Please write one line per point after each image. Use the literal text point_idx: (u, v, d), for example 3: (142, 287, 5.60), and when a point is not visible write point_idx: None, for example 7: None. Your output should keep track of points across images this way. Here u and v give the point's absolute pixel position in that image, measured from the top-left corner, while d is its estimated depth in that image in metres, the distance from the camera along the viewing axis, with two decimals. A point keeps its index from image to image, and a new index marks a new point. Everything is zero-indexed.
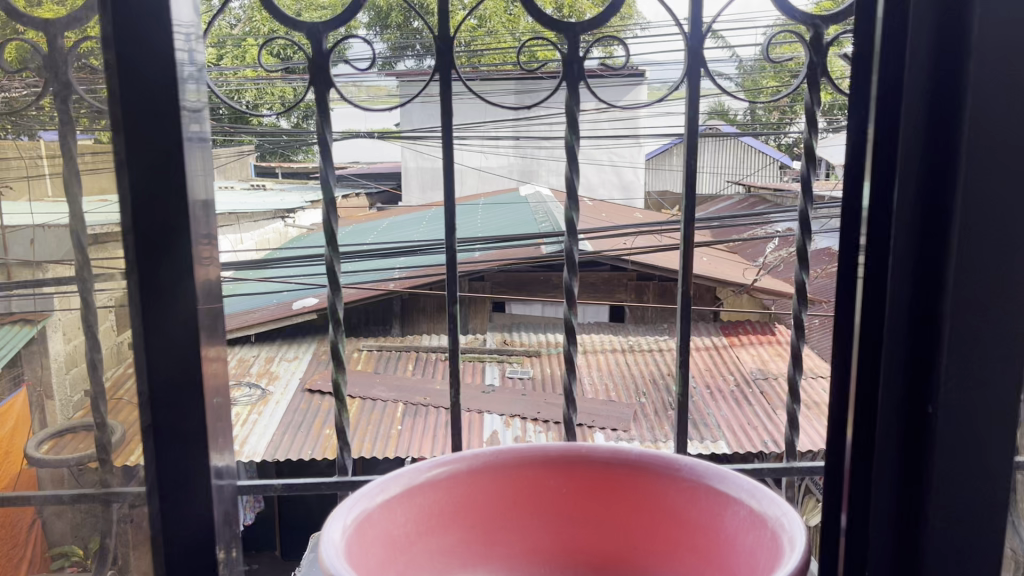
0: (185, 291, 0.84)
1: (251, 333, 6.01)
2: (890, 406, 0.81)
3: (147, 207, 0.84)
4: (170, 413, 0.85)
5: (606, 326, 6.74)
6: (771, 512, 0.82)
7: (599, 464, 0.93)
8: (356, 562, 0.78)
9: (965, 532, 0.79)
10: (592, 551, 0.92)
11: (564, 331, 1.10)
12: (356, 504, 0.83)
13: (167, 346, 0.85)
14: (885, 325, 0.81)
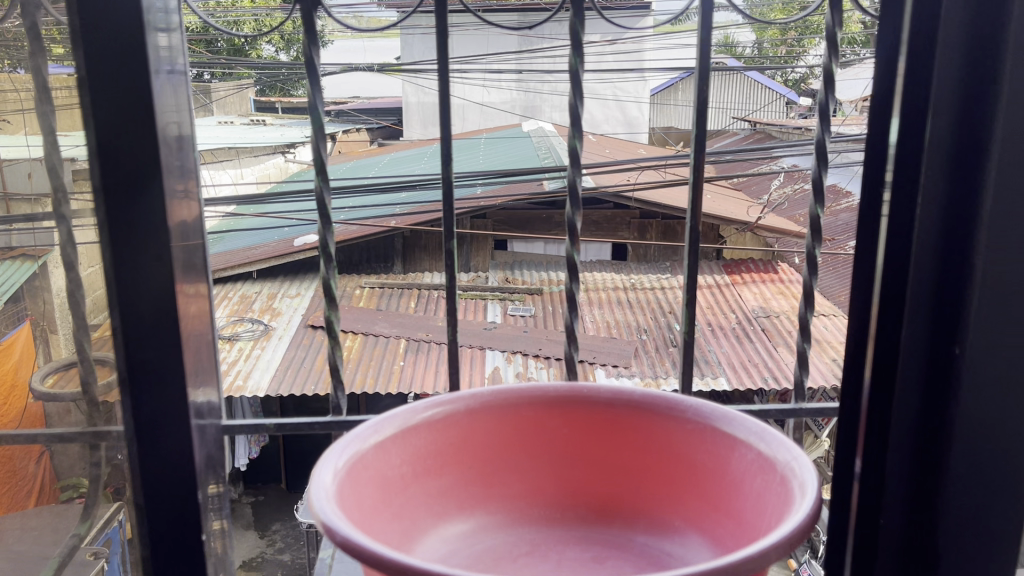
0: (157, 233, 0.79)
1: (252, 270, 5.97)
2: (913, 347, 0.76)
3: (114, 143, 0.78)
4: (147, 355, 0.81)
5: (608, 264, 6.68)
6: (779, 456, 0.78)
7: (600, 405, 0.89)
8: (347, 504, 0.74)
9: (992, 480, 0.75)
10: (593, 493, 0.89)
11: (566, 270, 1.05)
12: (348, 446, 0.79)
13: (144, 287, 0.80)
14: (911, 263, 0.76)
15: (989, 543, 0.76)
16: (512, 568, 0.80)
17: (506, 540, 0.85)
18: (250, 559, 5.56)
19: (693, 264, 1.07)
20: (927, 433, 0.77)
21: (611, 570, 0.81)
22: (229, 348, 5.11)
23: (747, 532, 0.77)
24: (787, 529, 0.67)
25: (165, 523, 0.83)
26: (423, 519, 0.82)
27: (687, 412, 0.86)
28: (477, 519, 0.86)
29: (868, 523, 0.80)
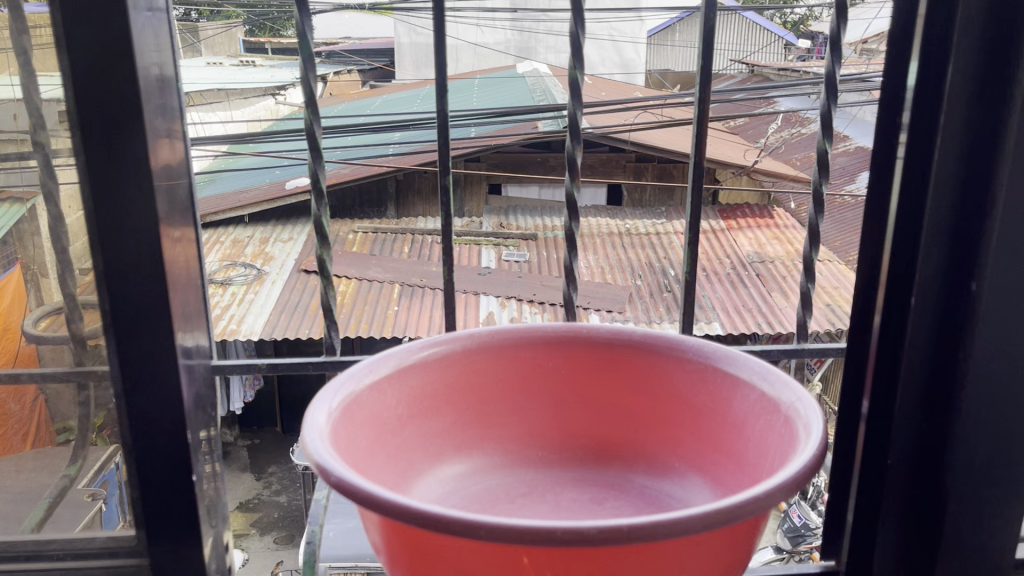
0: (141, 178, 0.74)
1: (244, 214, 5.89)
2: (927, 290, 0.72)
3: (90, 85, 0.72)
4: (129, 302, 0.76)
5: (603, 208, 6.63)
6: (783, 397, 0.75)
7: (601, 345, 0.87)
8: (342, 446, 0.72)
9: (1006, 426, 0.71)
10: (592, 434, 0.87)
11: (565, 208, 1.01)
12: (343, 386, 0.76)
13: (127, 234, 0.75)
14: (928, 198, 0.71)
15: (1000, 488, 0.72)
16: (509, 510, 0.79)
17: (503, 481, 0.83)
18: (247, 500, 5.62)
19: (696, 203, 1.03)
20: (939, 375, 0.73)
21: (610, 513, 0.79)
22: (222, 292, 5.08)
23: (748, 473, 0.75)
24: (793, 470, 0.64)
25: (154, 469, 0.79)
26: (420, 460, 0.81)
27: (689, 352, 0.83)
28: (474, 461, 0.84)
29: (874, 466, 0.78)
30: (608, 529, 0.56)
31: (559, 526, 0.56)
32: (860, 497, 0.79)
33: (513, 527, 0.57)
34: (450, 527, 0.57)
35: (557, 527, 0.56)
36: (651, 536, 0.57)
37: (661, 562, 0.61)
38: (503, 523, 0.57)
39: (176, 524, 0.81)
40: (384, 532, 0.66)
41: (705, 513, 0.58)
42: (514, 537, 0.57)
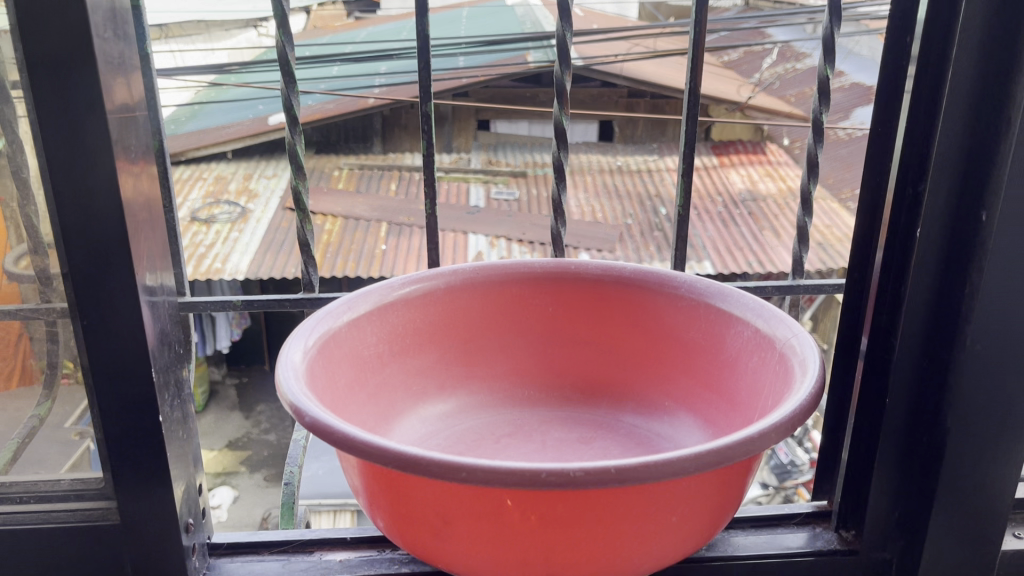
0: (95, 118, 0.63)
1: (227, 150, 5.77)
2: (933, 220, 0.67)
3: (33, 16, 0.60)
4: (87, 256, 0.66)
5: (594, 145, 6.54)
6: (778, 332, 0.71)
7: (590, 282, 0.83)
8: (318, 386, 0.68)
9: (1012, 363, 0.67)
10: (580, 371, 0.84)
11: (553, 138, 0.96)
12: (319, 322, 0.72)
13: (82, 184, 0.64)
14: (940, 122, 0.65)
15: (1007, 427, 0.69)
16: (494, 451, 0.76)
17: (488, 420, 0.80)
18: (237, 439, 5.69)
19: (691, 134, 0.98)
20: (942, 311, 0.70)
21: (598, 452, 0.77)
22: (206, 231, 4.99)
23: (740, 413, 0.72)
24: (790, 409, 0.60)
25: (120, 406, 0.72)
26: (401, 399, 0.77)
27: (681, 288, 0.79)
28: (458, 400, 0.81)
29: (873, 404, 0.75)
30: (595, 470, 0.53)
31: (544, 467, 0.53)
32: (856, 435, 0.77)
33: (497, 469, 0.53)
34: (429, 469, 0.54)
35: (541, 469, 0.53)
36: (640, 478, 0.54)
37: (651, 503, 0.58)
38: (485, 465, 0.54)
39: (143, 464, 0.74)
40: (362, 474, 0.63)
41: (696, 454, 0.55)
42: (497, 479, 0.53)
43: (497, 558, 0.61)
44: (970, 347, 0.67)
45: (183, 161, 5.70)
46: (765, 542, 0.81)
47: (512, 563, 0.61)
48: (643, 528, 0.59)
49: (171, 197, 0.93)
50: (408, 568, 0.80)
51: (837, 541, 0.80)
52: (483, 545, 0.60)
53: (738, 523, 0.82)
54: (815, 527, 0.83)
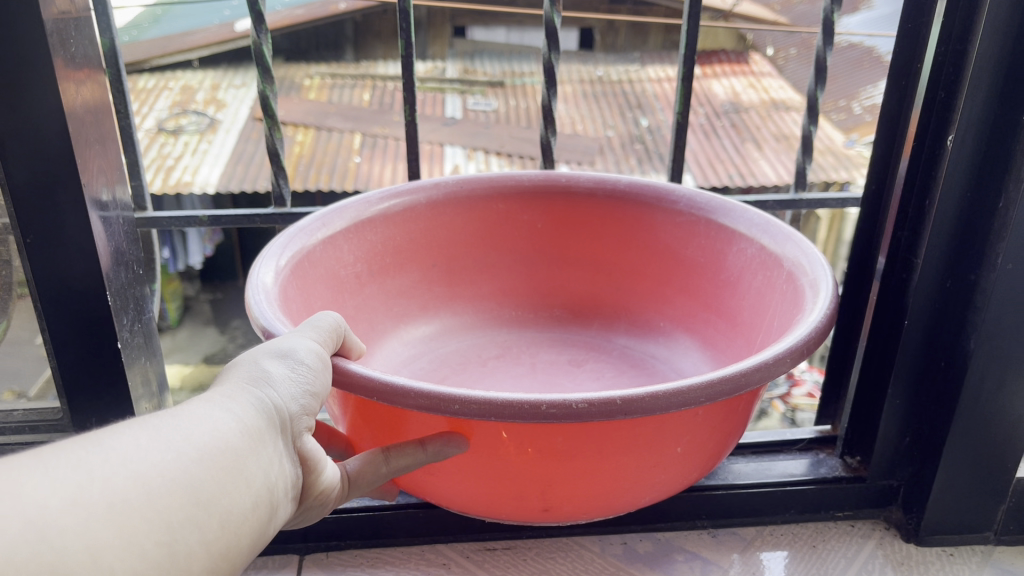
0: (28, 12, 0.54)
1: (193, 58, 5.52)
2: (971, 124, 0.61)
3: None
4: (27, 173, 0.59)
5: (575, 54, 6.36)
6: (786, 251, 0.64)
7: (581, 196, 0.74)
8: (294, 313, 0.60)
9: None
10: (569, 290, 0.77)
11: (543, 40, 0.87)
12: (289, 239, 0.63)
13: (14, 90, 0.56)
14: (984, 13, 0.57)
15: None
16: (481, 375, 0.70)
17: (473, 342, 0.75)
18: (213, 353, 5.69)
19: (693, 32, 0.90)
20: (970, 225, 0.64)
21: (592, 375, 0.71)
22: (173, 141, 4.83)
23: (743, 336, 0.66)
24: (804, 330, 0.53)
25: (72, 330, 0.65)
26: (379, 321, 0.71)
27: (681, 204, 0.71)
28: (443, 321, 0.75)
29: (888, 327, 0.70)
30: (600, 402, 0.46)
31: (542, 399, 0.46)
32: (866, 359, 0.73)
33: (493, 401, 0.46)
34: (417, 401, 0.47)
35: (540, 400, 0.46)
36: (650, 409, 0.47)
37: (652, 433, 0.52)
38: (478, 397, 0.47)
39: (103, 392, 0.69)
40: (341, 405, 0.57)
41: (708, 383, 0.48)
42: (492, 412, 0.47)
43: (493, 491, 0.56)
44: (1000, 266, 0.62)
45: (147, 69, 5.45)
46: (763, 470, 0.77)
47: (508, 496, 0.56)
48: (647, 459, 0.54)
49: (126, 104, 0.83)
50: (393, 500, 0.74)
51: (842, 468, 0.77)
52: (479, 477, 0.55)
53: (740, 451, 0.79)
54: (818, 453, 0.80)
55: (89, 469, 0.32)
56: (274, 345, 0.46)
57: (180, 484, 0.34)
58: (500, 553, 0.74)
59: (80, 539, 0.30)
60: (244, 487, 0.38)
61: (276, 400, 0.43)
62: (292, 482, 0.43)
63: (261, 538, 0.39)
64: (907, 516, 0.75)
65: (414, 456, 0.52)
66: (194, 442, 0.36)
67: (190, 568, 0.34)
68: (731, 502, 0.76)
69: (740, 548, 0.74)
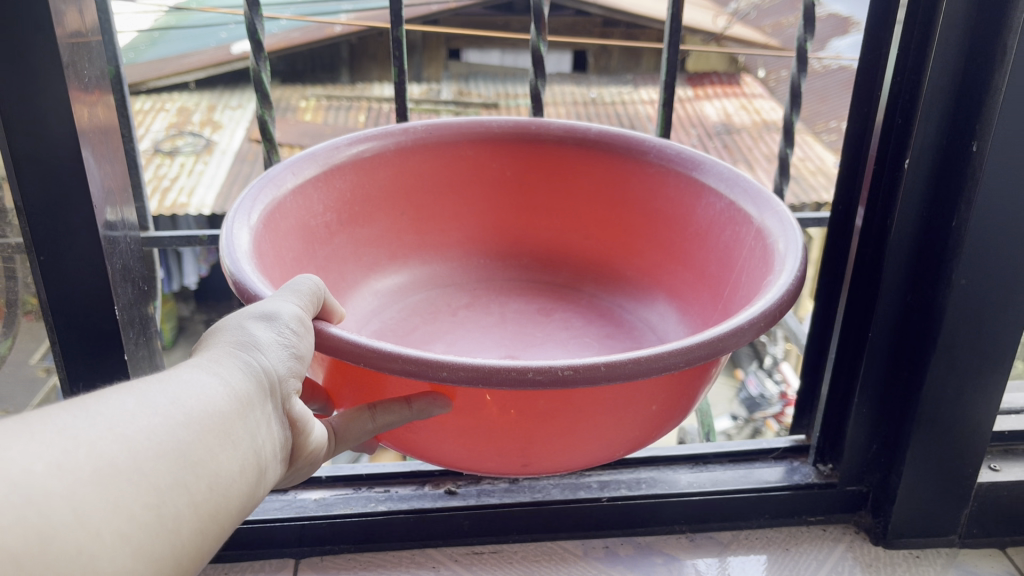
0: (44, 42, 0.58)
1: (190, 80, 5.49)
2: (928, 145, 0.65)
3: None
4: (41, 195, 0.63)
5: (569, 76, 6.42)
6: (751, 210, 0.60)
7: (549, 142, 0.68)
8: (270, 271, 0.54)
9: (994, 293, 0.67)
10: (537, 243, 0.70)
11: (530, 67, 0.91)
12: (259, 189, 0.57)
13: (31, 118, 0.60)
14: (932, 47, 0.62)
15: (980, 360, 0.69)
16: (451, 325, 0.64)
17: (442, 291, 0.68)
18: None
19: (672, 60, 0.94)
20: (933, 221, 0.67)
21: (561, 326, 0.65)
22: (169, 163, 4.91)
23: (713, 294, 0.61)
24: (774, 296, 0.49)
25: (82, 343, 0.69)
26: (351, 272, 0.64)
27: (650, 152, 0.66)
28: (412, 271, 0.68)
29: (850, 344, 0.74)
30: (585, 367, 0.43)
31: (526, 365, 0.43)
32: (835, 375, 0.76)
33: (476, 366, 0.43)
34: (402, 366, 0.43)
35: (527, 366, 0.43)
36: (632, 374, 0.44)
37: (637, 395, 0.48)
38: (463, 362, 0.43)
39: None
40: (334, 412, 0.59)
41: (687, 347, 0.45)
42: (477, 378, 0.43)
43: (478, 454, 0.52)
44: (955, 282, 0.66)
45: (144, 91, 5.42)
46: (740, 477, 0.81)
47: (495, 457, 0.52)
48: (633, 421, 0.50)
49: (130, 128, 0.87)
50: (386, 506, 0.78)
51: (815, 475, 0.80)
52: (465, 440, 0.51)
53: (715, 459, 0.83)
54: (793, 461, 0.83)
55: (76, 433, 0.34)
56: (259, 307, 0.45)
57: (168, 448, 0.36)
58: (487, 556, 0.78)
59: (66, 503, 0.32)
60: (231, 450, 0.39)
61: (265, 363, 0.44)
62: (280, 443, 0.45)
63: (251, 495, 0.42)
64: (877, 520, 0.79)
65: (399, 414, 0.47)
66: (184, 407, 0.38)
67: (179, 528, 0.36)
68: (708, 506, 0.79)
69: (716, 551, 0.78)
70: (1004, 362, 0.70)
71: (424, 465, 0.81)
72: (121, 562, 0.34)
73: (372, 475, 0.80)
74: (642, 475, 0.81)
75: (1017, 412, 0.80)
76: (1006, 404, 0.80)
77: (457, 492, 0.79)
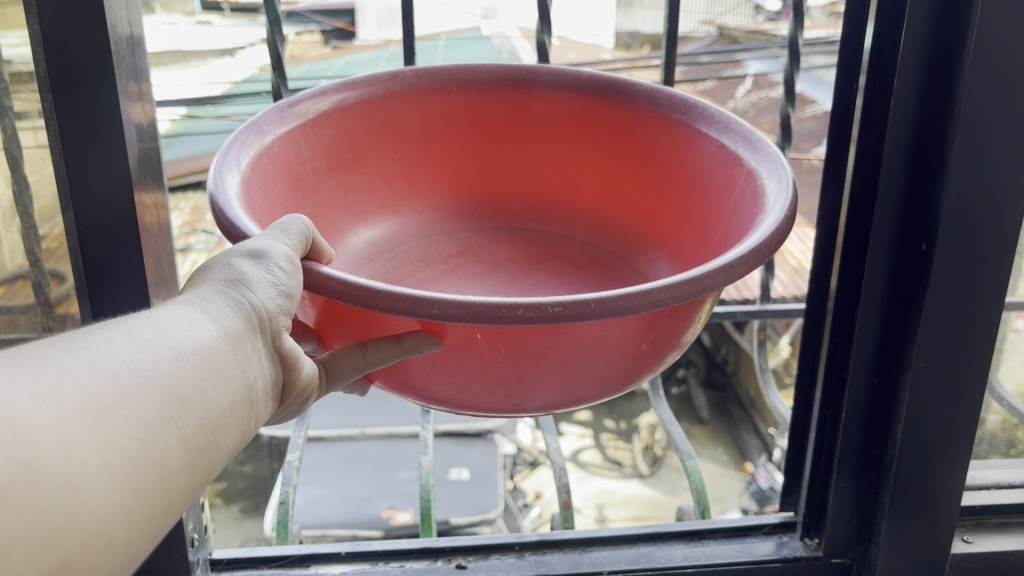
0: (116, 150, 0.69)
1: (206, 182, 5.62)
2: (881, 242, 0.73)
3: (63, 60, 0.65)
4: (105, 279, 0.74)
5: None
6: (744, 147, 0.66)
7: (542, 93, 0.75)
8: (258, 213, 0.59)
9: (953, 377, 0.74)
10: (528, 189, 0.79)
11: None
12: (250, 135, 0.62)
13: (101, 213, 0.71)
14: (884, 156, 0.71)
15: (955, 422, 0.76)
16: (443, 272, 0.73)
17: (434, 239, 0.77)
18: None
19: None
20: (901, 267, 0.74)
21: (550, 274, 0.74)
22: (183, 261, 5.00)
23: (701, 233, 0.68)
24: (765, 232, 0.54)
25: None
26: (341, 218, 0.71)
27: (642, 99, 0.72)
28: (402, 218, 0.76)
29: (827, 427, 0.82)
30: (574, 303, 0.46)
31: (518, 302, 0.46)
32: (816, 456, 0.83)
33: (469, 303, 0.46)
34: (394, 304, 0.47)
35: (518, 303, 0.46)
36: (623, 311, 0.47)
37: (611, 329, 0.52)
38: (456, 299, 0.46)
39: None
40: None
41: (676, 285, 0.48)
42: (469, 315, 0.46)
43: (467, 390, 0.56)
44: (914, 364, 0.73)
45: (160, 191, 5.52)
46: (735, 552, 0.86)
47: (485, 389, 0.55)
48: (615, 357, 0.54)
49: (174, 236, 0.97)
50: None
51: (803, 549, 0.86)
52: (456, 374, 0.55)
53: (711, 534, 0.88)
54: (782, 536, 0.88)
55: (60, 367, 0.37)
56: (248, 245, 0.50)
57: (157, 385, 0.40)
58: None
59: (51, 433, 0.36)
60: (221, 387, 0.44)
61: (254, 300, 0.48)
62: (270, 380, 0.49)
63: (245, 426, 0.46)
64: None
65: (390, 352, 0.51)
66: (172, 343, 0.42)
67: (168, 461, 0.40)
68: None
69: None
70: (967, 444, 0.76)
71: (436, 542, 0.87)
72: (108, 493, 0.37)
73: (386, 550, 0.86)
74: (641, 549, 0.87)
75: (988, 487, 0.86)
76: (976, 480, 0.87)
77: (467, 566, 0.85)
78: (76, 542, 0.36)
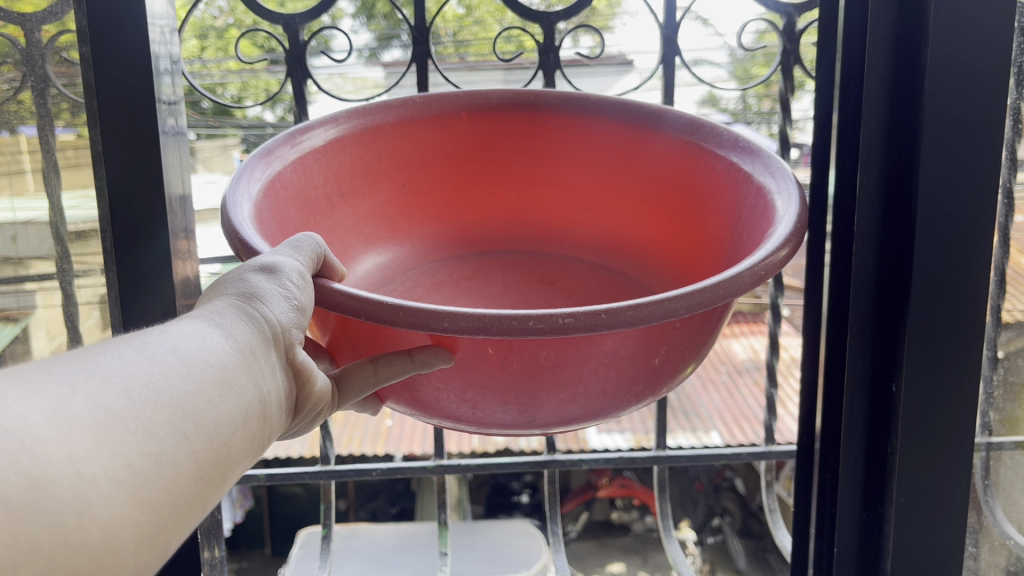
0: (166, 294, 0.80)
1: None
2: (856, 367, 0.80)
3: (124, 217, 0.77)
4: None
5: None
6: (746, 165, 0.72)
7: (556, 120, 0.84)
8: (269, 234, 0.66)
9: (941, 476, 0.78)
10: (536, 215, 0.87)
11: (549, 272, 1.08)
12: (261, 163, 0.70)
13: None
14: (852, 275, 0.78)
15: (945, 500, 0.78)
16: (454, 293, 0.80)
17: (441, 265, 0.85)
18: None
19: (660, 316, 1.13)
20: (879, 376, 0.80)
21: (564, 293, 0.81)
22: None
23: (708, 246, 0.75)
24: (775, 244, 0.58)
25: None
26: (352, 243, 0.78)
27: (654, 122, 0.80)
28: (408, 243, 0.84)
29: (825, 548, 0.87)
30: (585, 314, 0.51)
31: (529, 314, 0.50)
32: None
33: (480, 317, 0.51)
34: (407, 319, 0.51)
35: (528, 316, 0.50)
36: (632, 321, 0.51)
37: (623, 338, 0.56)
38: (469, 312, 0.51)
39: None
40: None
41: (685, 295, 0.53)
42: (481, 327, 0.51)
43: (478, 407, 0.60)
44: (896, 498, 0.78)
45: None
46: None
47: (497, 406, 0.60)
48: (629, 372, 0.59)
49: None
50: None
51: None
52: (468, 392, 0.59)
53: None
54: None
55: (73, 385, 0.43)
56: (260, 261, 0.57)
57: (167, 401, 0.46)
58: None
59: (63, 453, 0.40)
60: (231, 404, 0.50)
61: (268, 314, 0.55)
62: (283, 393, 0.56)
63: (257, 433, 0.52)
64: None
65: (403, 367, 0.56)
66: (184, 358, 0.48)
67: (176, 472, 0.45)
68: None
69: None
70: (951, 551, 0.80)
71: None
72: (117, 506, 0.42)
73: None
74: None
75: None
76: None
77: None
78: (85, 555, 0.41)
